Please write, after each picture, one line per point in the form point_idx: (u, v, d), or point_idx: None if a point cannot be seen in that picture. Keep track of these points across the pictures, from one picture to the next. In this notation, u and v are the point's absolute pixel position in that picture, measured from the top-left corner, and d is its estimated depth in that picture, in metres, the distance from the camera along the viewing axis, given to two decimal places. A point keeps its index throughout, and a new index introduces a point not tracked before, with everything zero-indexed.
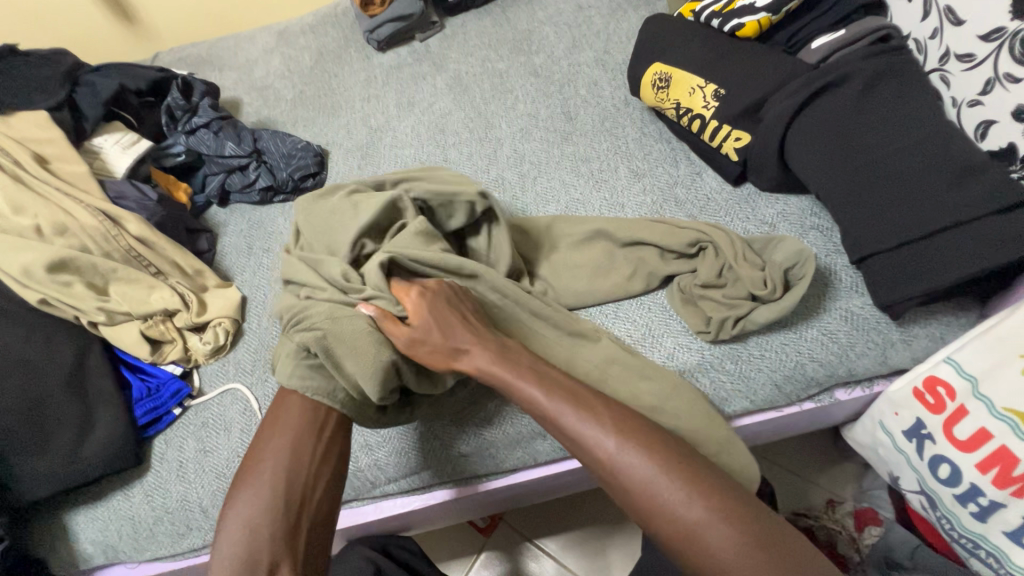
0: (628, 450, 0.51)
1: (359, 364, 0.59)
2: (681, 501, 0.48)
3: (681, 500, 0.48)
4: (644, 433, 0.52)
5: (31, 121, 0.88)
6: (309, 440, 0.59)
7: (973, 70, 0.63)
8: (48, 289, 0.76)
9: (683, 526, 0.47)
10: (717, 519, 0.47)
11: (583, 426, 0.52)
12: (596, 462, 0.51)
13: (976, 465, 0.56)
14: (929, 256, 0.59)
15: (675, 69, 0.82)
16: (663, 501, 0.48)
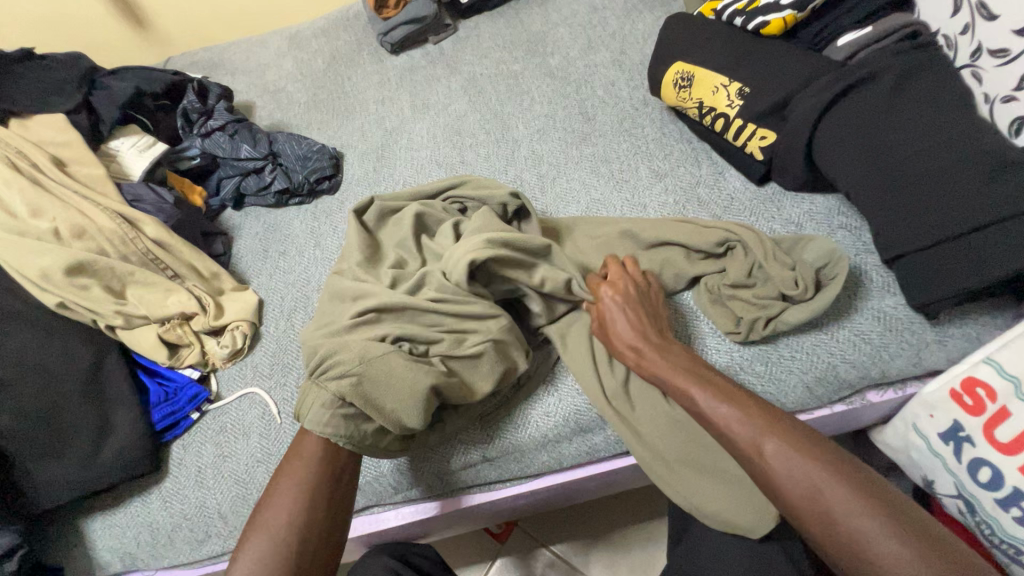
0: (797, 456, 0.49)
1: (391, 391, 0.59)
2: (858, 511, 0.46)
3: (863, 512, 0.46)
4: (809, 439, 0.51)
5: (48, 124, 0.88)
6: (332, 465, 0.59)
7: (1007, 66, 0.62)
8: (66, 292, 0.75)
9: (857, 536, 0.46)
10: (850, 511, 0.47)
11: (735, 423, 0.53)
12: (761, 465, 0.51)
13: (1019, 468, 0.54)
14: (966, 255, 0.58)
15: (697, 68, 0.81)
16: (803, 492, 0.49)
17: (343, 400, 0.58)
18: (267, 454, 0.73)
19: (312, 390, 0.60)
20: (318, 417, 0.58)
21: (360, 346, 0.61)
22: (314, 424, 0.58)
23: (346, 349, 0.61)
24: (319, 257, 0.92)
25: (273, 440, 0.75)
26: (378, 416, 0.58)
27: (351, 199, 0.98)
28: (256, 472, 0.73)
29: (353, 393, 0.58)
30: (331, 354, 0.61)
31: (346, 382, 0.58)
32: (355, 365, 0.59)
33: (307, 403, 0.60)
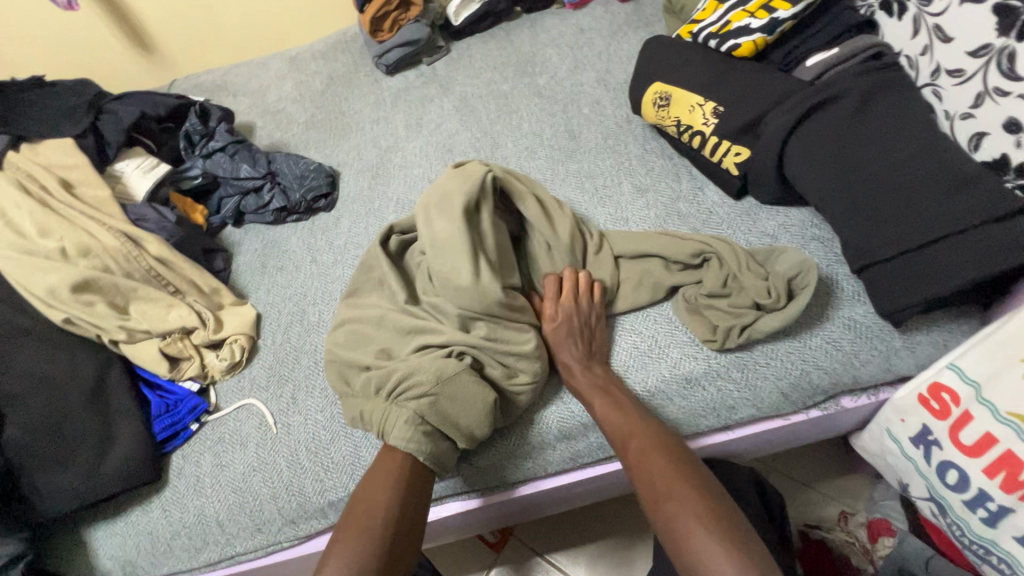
0: (639, 448, 0.60)
1: (465, 409, 0.65)
2: (668, 498, 0.55)
3: (672, 499, 0.55)
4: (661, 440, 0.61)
5: (58, 148, 0.92)
6: (415, 473, 0.63)
7: (963, 84, 0.65)
8: (72, 308, 0.79)
9: (663, 517, 0.55)
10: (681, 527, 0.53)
11: (609, 415, 0.64)
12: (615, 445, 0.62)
13: (983, 470, 0.56)
14: (928, 264, 0.60)
15: (674, 88, 0.85)
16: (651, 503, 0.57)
17: (422, 420, 0.63)
18: (264, 463, 0.76)
19: (393, 409, 0.65)
20: (401, 436, 0.62)
21: (435, 368, 0.66)
22: (399, 442, 0.62)
23: (419, 371, 0.66)
24: (316, 272, 0.95)
25: (269, 449, 0.77)
26: (455, 433, 0.64)
27: (347, 215, 1.02)
28: (253, 480, 0.75)
29: (432, 414, 0.63)
30: (408, 376, 0.66)
31: (426, 401, 0.64)
32: (429, 386, 0.64)
33: (387, 419, 0.64)
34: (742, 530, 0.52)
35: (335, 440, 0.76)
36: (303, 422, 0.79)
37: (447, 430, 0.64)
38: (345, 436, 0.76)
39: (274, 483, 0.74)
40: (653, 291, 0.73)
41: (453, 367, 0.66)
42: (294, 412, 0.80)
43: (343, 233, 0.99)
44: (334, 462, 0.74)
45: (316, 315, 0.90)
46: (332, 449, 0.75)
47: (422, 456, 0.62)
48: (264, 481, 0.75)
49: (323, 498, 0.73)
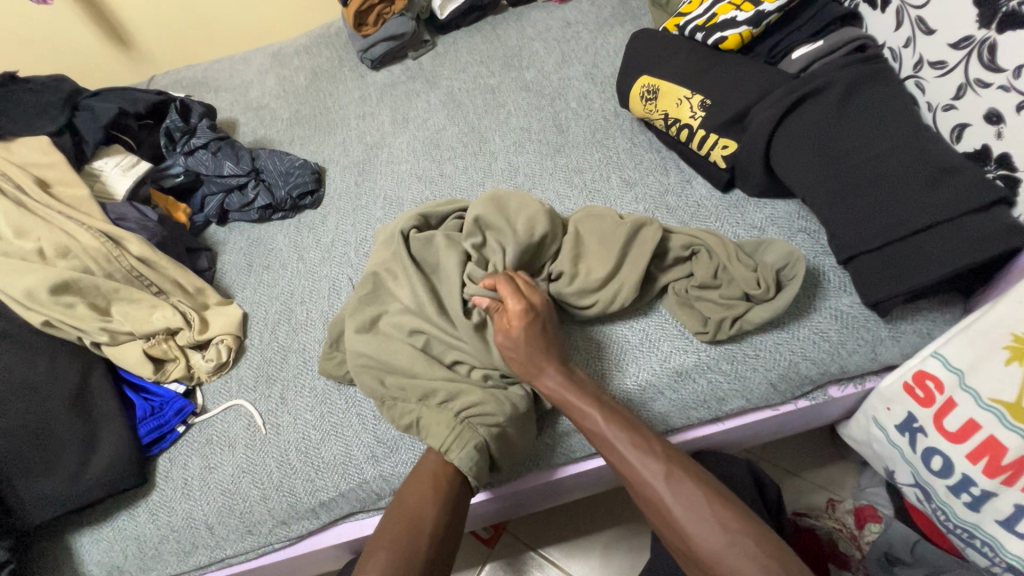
0: (670, 476, 0.59)
1: (524, 447, 0.68)
2: (711, 532, 0.55)
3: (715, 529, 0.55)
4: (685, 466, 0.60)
5: (32, 146, 0.90)
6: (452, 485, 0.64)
7: (946, 76, 0.66)
8: (52, 310, 0.77)
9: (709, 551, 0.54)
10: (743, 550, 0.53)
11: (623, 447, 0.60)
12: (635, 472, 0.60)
13: (967, 456, 0.58)
14: (912, 253, 0.61)
15: (662, 81, 0.85)
16: (701, 536, 0.55)
17: (486, 448, 0.65)
18: (253, 465, 0.75)
19: (462, 430, 0.64)
20: (464, 460, 0.63)
21: (511, 402, 0.67)
22: (462, 464, 0.63)
23: (490, 402, 0.66)
24: (303, 270, 0.94)
25: (259, 450, 0.76)
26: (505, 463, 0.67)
27: (333, 213, 1.00)
28: (242, 482, 0.74)
29: (497, 446, 0.65)
30: (479, 400, 0.66)
31: (496, 431, 0.65)
32: (502, 419, 0.65)
33: (454, 441, 0.64)
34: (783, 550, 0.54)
35: (326, 440, 0.75)
36: (292, 422, 0.78)
37: (504, 461, 0.66)
38: (335, 435, 0.75)
39: (264, 485, 0.74)
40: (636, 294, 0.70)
41: (525, 404, 0.68)
42: (283, 412, 0.79)
43: (330, 230, 0.98)
44: (326, 462, 0.74)
45: (304, 313, 0.89)
46: (323, 449, 0.75)
47: (473, 481, 0.64)
48: (254, 483, 0.74)
49: (313, 498, 0.72)
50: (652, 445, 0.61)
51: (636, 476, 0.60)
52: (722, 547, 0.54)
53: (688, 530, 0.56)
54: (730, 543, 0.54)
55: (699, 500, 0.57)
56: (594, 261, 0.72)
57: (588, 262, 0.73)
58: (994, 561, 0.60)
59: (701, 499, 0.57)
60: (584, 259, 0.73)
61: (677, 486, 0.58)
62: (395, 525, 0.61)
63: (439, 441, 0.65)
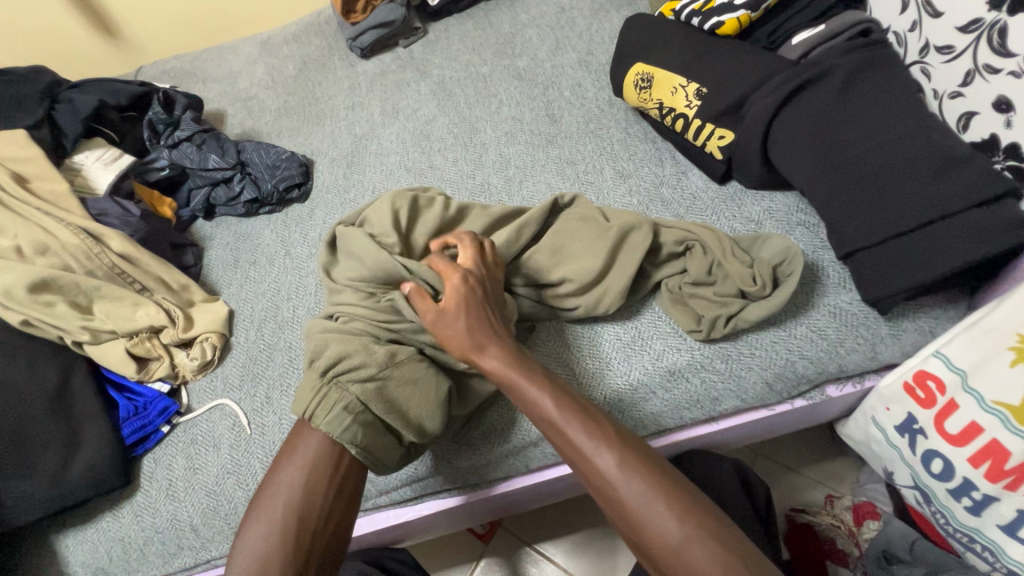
0: (626, 463, 0.53)
1: (419, 403, 0.64)
2: (671, 521, 0.50)
3: (673, 521, 0.50)
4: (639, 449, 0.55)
5: (10, 140, 0.88)
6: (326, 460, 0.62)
7: (953, 62, 0.63)
8: (30, 309, 0.75)
9: (666, 544, 0.49)
10: (706, 548, 0.48)
11: (573, 429, 0.54)
12: (585, 459, 0.54)
13: (968, 460, 0.55)
14: (915, 249, 0.59)
15: (656, 69, 0.82)
16: (660, 531, 0.50)
17: (364, 406, 0.62)
18: (238, 465, 0.74)
19: (329, 392, 0.62)
20: (333, 422, 0.60)
21: (384, 351, 0.65)
22: (332, 428, 0.60)
23: (359, 354, 0.64)
24: (290, 266, 0.92)
25: (243, 451, 0.75)
26: (402, 423, 0.63)
27: (320, 207, 0.98)
28: (226, 483, 0.73)
29: (373, 397, 0.62)
30: (345, 353, 0.63)
31: (371, 386, 0.62)
32: (375, 369, 0.63)
33: (320, 405, 0.61)
34: (737, 537, 0.50)
35: None
36: (277, 422, 0.76)
37: (392, 417, 0.62)
38: None
39: (249, 486, 0.72)
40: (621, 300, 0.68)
41: (404, 351, 0.66)
42: (269, 412, 0.78)
43: (318, 224, 0.96)
44: None
45: (291, 310, 0.87)
46: None
47: (353, 448, 0.60)
48: (239, 484, 0.73)
49: None
50: (610, 431, 0.55)
51: (592, 467, 0.53)
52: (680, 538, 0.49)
53: (644, 521, 0.51)
54: (692, 538, 0.49)
55: (660, 493, 0.51)
56: (576, 262, 0.69)
57: (569, 262, 0.69)
58: (995, 566, 0.58)
59: (662, 490, 0.51)
60: (563, 262, 0.70)
61: (632, 472, 0.52)
62: (266, 510, 0.59)
63: (306, 407, 0.62)
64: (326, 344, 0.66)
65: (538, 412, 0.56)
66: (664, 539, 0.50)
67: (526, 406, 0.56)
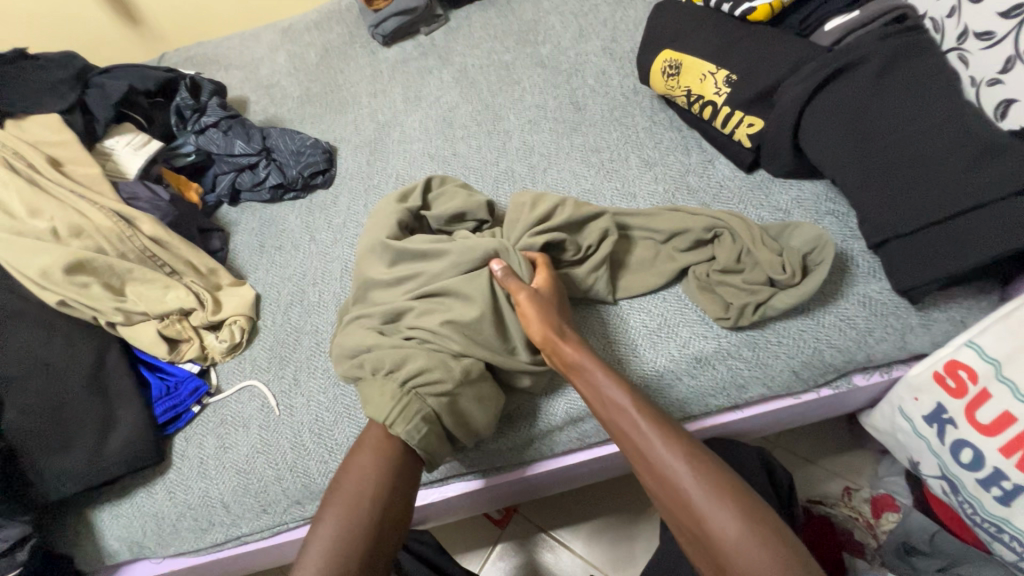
0: (691, 456, 0.55)
1: (484, 422, 0.65)
2: (734, 514, 0.51)
3: (735, 515, 0.51)
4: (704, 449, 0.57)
5: (44, 124, 0.89)
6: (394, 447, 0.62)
7: (993, 48, 0.62)
8: (66, 290, 0.77)
9: (727, 537, 0.50)
10: (762, 544, 0.49)
11: (641, 421, 0.57)
12: (653, 451, 0.56)
13: (1000, 449, 0.56)
14: (950, 238, 0.58)
15: (684, 56, 0.82)
16: (716, 523, 0.51)
17: (436, 419, 0.63)
18: (267, 445, 0.75)
19: (409, 402, 0.62)
20: (410, 432, 0.60)
21: (460, 367, 0.64)
22: (409, 436, 0.60)
23: (438, 369, 0.64)
24: (315, 251, 0.93)
25: (272, 431, 0.76)
26: (464, 433, 0.64)
27: (344, 193, 0.99)
28: (256, 462, 0.74)
29: (447, 412, 0.63)
30: (425, 367, 0.63)
31: (446, 400, 0.63)
32: (451, 385, 0.63)
33: (399, 415, 0.61)
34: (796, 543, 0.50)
35: (338, 422, 0.75)
36: (305, 404, 0.78)
37: (459, 430, 0.64)
38: (349, 417, 0.75)
39: (278, 465, 0.74)
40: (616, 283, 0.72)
41: (478, 367, 0.65)
42: (296, 393, 0.79)
43: (342, 210, 0.96)
44: (339, 444, 0.74)
45: (316, 295, 0.88)
46: (336, 431, 0.75)
47: (422, 453, 0.62)
48: (269, 463, 0.74)
49: (327, 479, 0.72)
50: (678, 430, 0.58)
51: (655, 460, 0.56)
52: (742, 531, 0.50)
53: (704, 512, 0.52)
54: (752, 533, 0.50)
55: (718, 489, 0.53)
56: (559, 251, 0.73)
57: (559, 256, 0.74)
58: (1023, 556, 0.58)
59: (726, 488, 0.53)
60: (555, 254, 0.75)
61: (696, 465, 0.54)
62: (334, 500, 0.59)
63: (383, 413, 0.62)
64: (404, 355, 0.65)
65: (608, 403, 0.59)
66: (725, 532, 0.51)
67: (600, 399, 0.60)
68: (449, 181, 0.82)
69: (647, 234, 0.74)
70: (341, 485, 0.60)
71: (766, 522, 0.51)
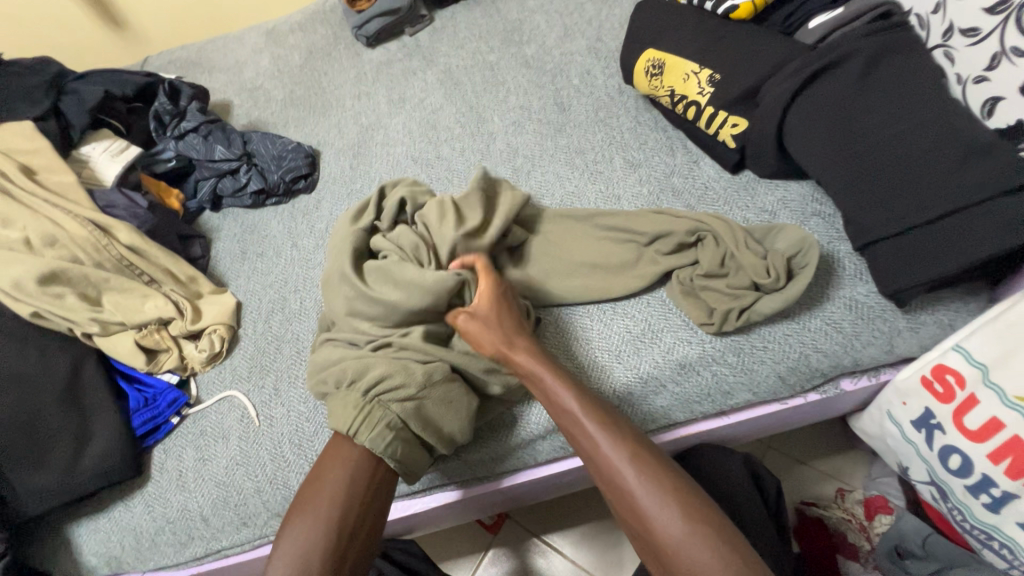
0: (637, 461, 0.55)
1: (453, 427, 0.63)
2: (676, 518, 0.51)
3: (677, 518, 0.51)
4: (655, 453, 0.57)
5: (17, 132, 0.88)
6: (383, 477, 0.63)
7: (978, 45, 0.61)
8: (40, 301, 0.75)
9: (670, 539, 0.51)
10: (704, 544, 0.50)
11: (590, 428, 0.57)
12: (603, 458, 0.56)
13: (989, 456, 0.54)
14: (936, 240, 0.57)
15: (668, 55, 0.80)
16: (662, 527, 0.52)
17: (403, 423, 0.61)
18: (247, 457, 0.74)
19: (371, 410, 0.61)
20: (375, 441, 0.59)
21: (422, 369, 0.63)
22: (375, 446, 0.59)
23: (398, 373, 0.62)
24: (297, 257, 0.92)
25: (252, 443, 0.75)
26: (436, 438, 0.63)
27: (327, 198, 0.97)
28: (235, 475, 0.73)
29: (412, 417, 0.61)
30: (385, 373, 0.62)
31: (410, 405, 0.61)
32: (414, 389, 0.62)
33: (362, 423, 0.60)
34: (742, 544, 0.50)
35: (318, 433, 0.73)
36: (285, 414, 0.76)
37: (429, 435, 0.62)
38: (329, 426, 0.74)
39: (258, 477, 0.72)
40: (600, 288, 0.71)
41: (441, 370, 0.64)
42: (277, 403, 0.78)
43: (324, 216, 0.95)
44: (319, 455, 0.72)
45: (298, 302, 0.87)
46: (316, 443, 0.73)
47: (392, 462, 0.60)
48: (248, 476, 0.73)
49: None
50: (625, 434, 0.57)
51: (604, 464, 0.56)
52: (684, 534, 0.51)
53: (647, 515, 0.53)
54: (693, 535, 0.50)
55: (666, 493, 0.53)
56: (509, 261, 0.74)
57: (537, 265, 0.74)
58: (1013, 563, 0.57)
59: (670, 492, 0.53)
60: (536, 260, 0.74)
61: (642, 470, 0.54)
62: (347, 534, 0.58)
63: (348, 424, 0.61)
64: (366, 364, 0.64)
65: (559, 410, 0.59)
66: (668, 533, 0.51)
67: (552, 405, 0.60)
68: (402, 184, 0.79)
69: (630, 236, 0.72)
70: (315, 498, 0.58)
71: (708, 524, 0.51)
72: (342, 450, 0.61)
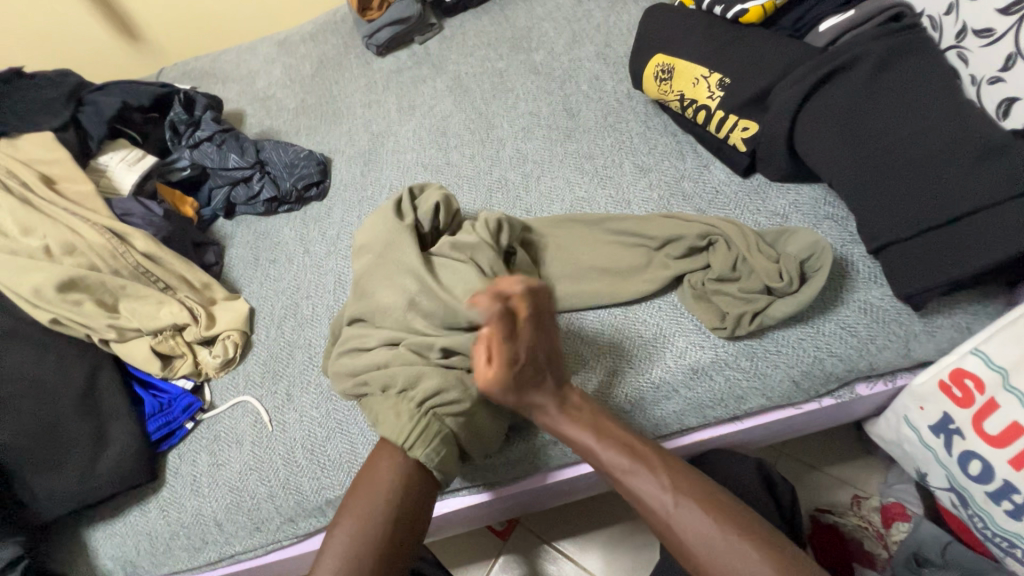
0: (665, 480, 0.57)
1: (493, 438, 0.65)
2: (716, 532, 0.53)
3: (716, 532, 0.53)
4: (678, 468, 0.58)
5: (39, 143, 0.90)
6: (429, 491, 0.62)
7: (992, 45, 0.61)
8: (59, 308, 0.77)
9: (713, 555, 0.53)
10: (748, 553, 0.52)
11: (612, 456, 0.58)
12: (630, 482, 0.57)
13: (1010, 462, 0.54)
14: (952, 242, 0.56)
15: (677, 60, 0.80)
16: (704, 545, 0.53)
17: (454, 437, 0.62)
18: (260, 462, 0.75)
19: (427, 424, 0.60)
20: (430, 455, 0.60)
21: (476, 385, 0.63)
22: (428, 459, 0.60)
23: (455, 388, 0.62)
24: (309, 264, 0.93)
25: (266, 448, 0.76)
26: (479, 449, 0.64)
27: (338, 205, 0.98)
28: (249, 479, 0.74)
29: (463, 432, 0.62)
30: (442, 387, 0.61)
31: (462, 420, 0.62)
32: (468, 405, 0.62)
33: (418, 438, 0.60)
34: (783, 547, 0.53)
35: (331, 438, 0.74)
36: (298, 419, 0.77)
37: (475, 449, 0.64)
38: (341, 432, 0.74)
39: (271, 482, 0.73)
40: (611, 293, 0.70)
41: None
42: (289, 408, 0.78)
43: (336, 222, 0.96)
44: (332, 460, 0.72)
45: (310, 308, 0.88)
46: (329, 447, 0.73)
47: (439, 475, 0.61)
48: (261, 480, 0.73)
49: (320, 496, 0.71)
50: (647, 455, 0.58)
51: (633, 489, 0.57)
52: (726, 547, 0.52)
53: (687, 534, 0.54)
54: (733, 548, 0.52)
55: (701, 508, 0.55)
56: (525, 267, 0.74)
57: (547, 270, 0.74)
58: None
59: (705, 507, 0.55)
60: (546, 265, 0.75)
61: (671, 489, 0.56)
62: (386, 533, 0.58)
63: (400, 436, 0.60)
64: (418, 374, 0.62)
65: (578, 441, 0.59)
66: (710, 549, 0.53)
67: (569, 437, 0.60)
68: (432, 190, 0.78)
69: (641, 241, 0.72)
70: (362, 499, 0.59)
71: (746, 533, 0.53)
72: (383, 458, 0.61)
